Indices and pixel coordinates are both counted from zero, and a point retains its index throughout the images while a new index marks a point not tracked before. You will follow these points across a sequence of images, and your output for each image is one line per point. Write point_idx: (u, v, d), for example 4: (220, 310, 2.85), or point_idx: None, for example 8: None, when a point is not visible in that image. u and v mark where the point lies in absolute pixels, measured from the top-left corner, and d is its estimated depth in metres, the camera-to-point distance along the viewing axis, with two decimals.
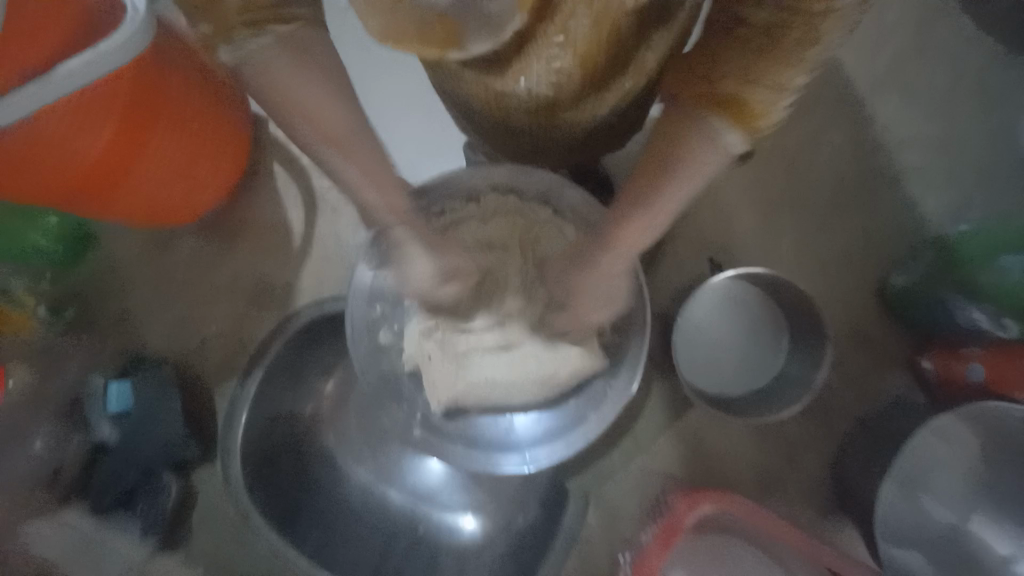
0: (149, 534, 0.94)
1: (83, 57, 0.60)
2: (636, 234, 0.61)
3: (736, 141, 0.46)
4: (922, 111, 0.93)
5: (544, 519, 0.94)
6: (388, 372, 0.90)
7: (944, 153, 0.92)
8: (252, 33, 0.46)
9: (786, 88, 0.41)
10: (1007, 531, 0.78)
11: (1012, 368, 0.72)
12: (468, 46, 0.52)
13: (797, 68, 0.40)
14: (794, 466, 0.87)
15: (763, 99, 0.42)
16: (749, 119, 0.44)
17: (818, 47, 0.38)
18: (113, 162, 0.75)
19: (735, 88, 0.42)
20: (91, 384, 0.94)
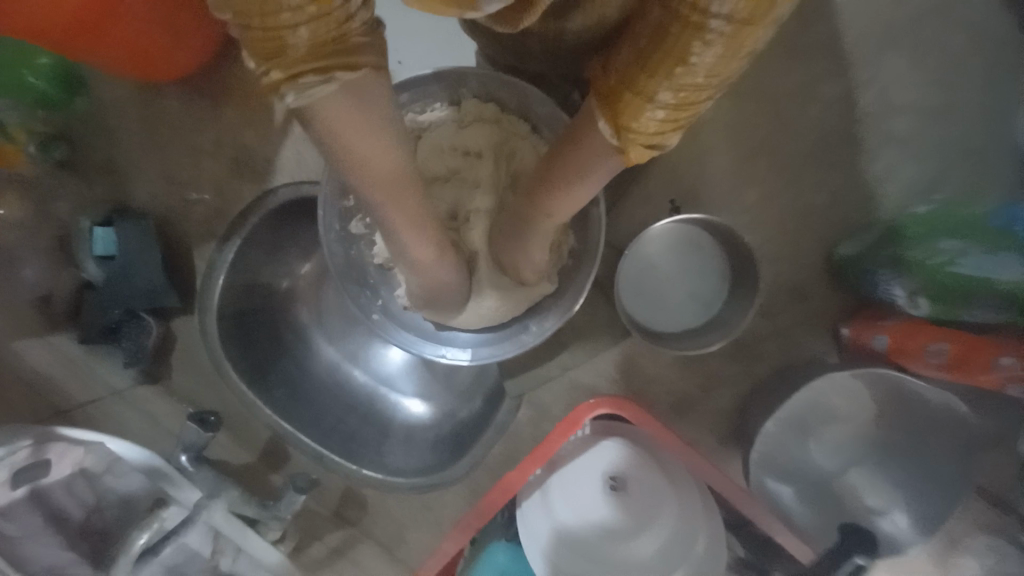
0: (131, 365, 1.05)
1: None
2: (552, 205, 0.70)
3: (606, 134, 0.54)
4: (922, 80, 0.90)
5: (483, 410, 1.08)
6: (356, 258, 0.96)
7: (932, 128, 0.90)
8: (318, 82, 0.42)
9: (654, 99, 0.49)
10: (878, 486, 0.88)
11: (913, 340, 0.78)
12: (482, 8, 0.44)
13: (662, 82, 0.47)
14: (706, 399, 0.97)
15: (631, 102, 0.50)
16: (621, 116, 0.52)
17: (684, 68, 0.45)
18: (101, 4, 0.75)
19: (617, 83, 0.50)
20: (80, 226, 1.01)
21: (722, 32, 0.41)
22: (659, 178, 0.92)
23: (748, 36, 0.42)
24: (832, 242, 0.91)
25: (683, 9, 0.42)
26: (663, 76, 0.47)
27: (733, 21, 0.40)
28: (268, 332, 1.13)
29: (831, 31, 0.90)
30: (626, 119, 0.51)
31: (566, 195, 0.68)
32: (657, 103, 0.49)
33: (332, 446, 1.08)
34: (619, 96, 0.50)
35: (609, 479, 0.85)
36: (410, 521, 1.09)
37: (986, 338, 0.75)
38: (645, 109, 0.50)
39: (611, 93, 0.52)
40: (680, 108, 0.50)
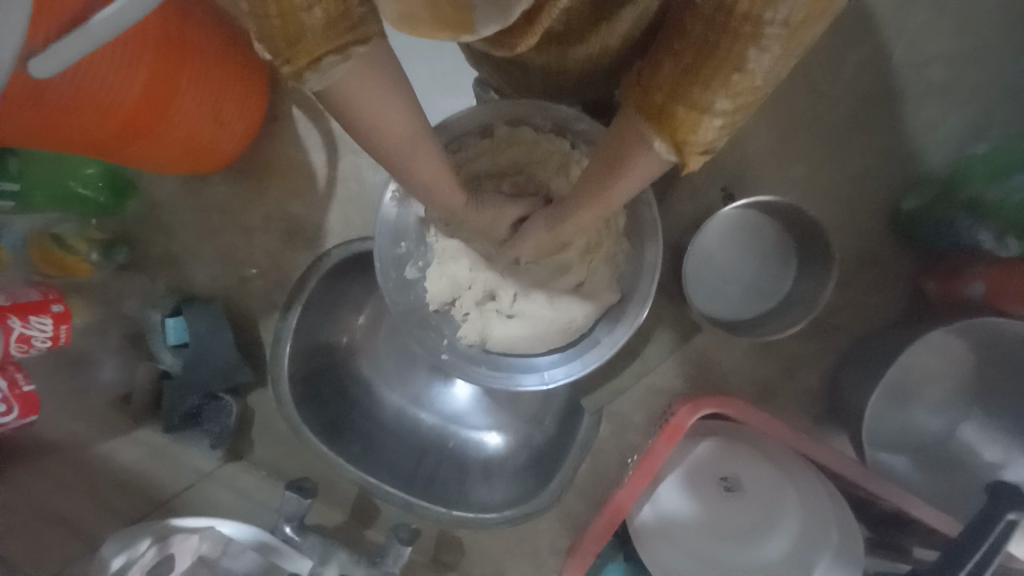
0: (217, 446, 1.08)
1: (109, 9, 0.57)
2: (592, 215, 0.65)
3: (663, 150, 0.46)
4: (953, 21, 0.88)
5: (561, 429, 1.06)
6: (417, 303, 0.98)
7: (977, 68, 0.88)
8: (337, 60, 0.42)
9: (711, 109, 0.42)
10: (999, 441, 0.81)
11: (1008, 280, 0.73)
12: (478, 32, 0.41)
13: (717, 93, 0.41)
14: (792, 381, 0.94)
15: (686, 116, 0.43)
16: (676, 134, 0.44)
17: (740, 72, 0.39)
18: (153, 101, 0.77)
19: (663, 99, 0.43)
20: (151, 321, 1.05)
21: (779, 33, 0.36)
22: (703, 170, 0.92)
23: (802, 34, 0.37)
24: (895, 199, 0.90)
25: (730, 20, 0.37)
26: (717, 87, 0.40)
27: (791, 24, 0.36)
28: (338, 389, 1.14)
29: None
30: (682, 135, 0.44)
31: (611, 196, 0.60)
32: (713, 112, 0.42)
33: (418, 492, 1.06)
34: (671, 112, 0.43)
35: (719, 481, 0.83)
36: (507, 558, 1.07)
37: None
38: (701, 122, 0.43)
39: (658, 111, 0.44)
40: (737, 110, 0.42)
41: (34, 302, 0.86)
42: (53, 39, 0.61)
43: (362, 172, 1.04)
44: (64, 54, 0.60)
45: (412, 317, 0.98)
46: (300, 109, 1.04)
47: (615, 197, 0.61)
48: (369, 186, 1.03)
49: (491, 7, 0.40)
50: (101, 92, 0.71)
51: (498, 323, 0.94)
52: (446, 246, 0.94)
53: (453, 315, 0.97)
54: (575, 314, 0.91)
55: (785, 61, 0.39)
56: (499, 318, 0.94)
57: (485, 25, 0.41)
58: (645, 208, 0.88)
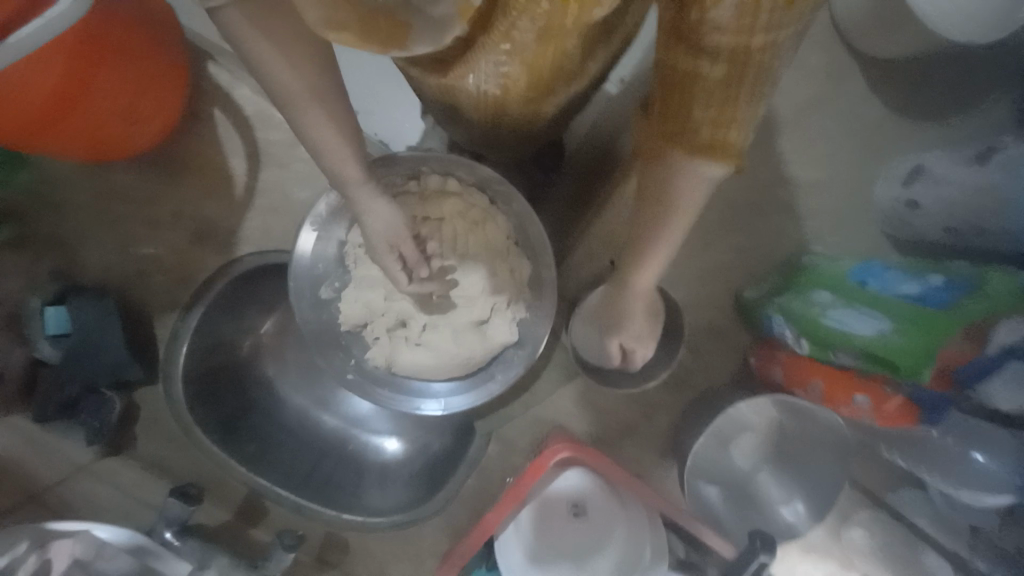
0: (96, 439, 1.04)
1: (34, 25, 0.64)
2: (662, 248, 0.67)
3: (713, 173, 0.53)
4: (801, 152, 1.10)
5: (453, 445, 1.17)
6: (327, 323, 1.02)
7: (820, 191, 1.10)
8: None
9: (695, 120, 0.50)
10: (783, 487, 1.05)
11: (799, 371, 0.95)
12: (411, 48, 0.46)
13: (745, 107, 0.48)
14: (648, 422, 1.13)
15: (735, 136, 0.50)
16: (718, 153, 0.51)
17: (739, 115, 0.49)
18: (69, 97, 0.78)
19: (705, 123, 0.50)
20: (30, 307, 0.99)
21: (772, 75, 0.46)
22: (599, 238, 1.06)
23: (739, 77, 0.46)
24: (740, 287, 1.09)
25: (745, 57, 0.44)
26: (745, 102, 0.47)
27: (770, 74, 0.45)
28: (238, 390, 1.14)
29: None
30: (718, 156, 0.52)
31: (650, 248, 0.69)
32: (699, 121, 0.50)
33: (308, 494, 1.12)
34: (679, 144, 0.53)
35: (573, 506, 0.99)
36: (390, 558, 1.17)
37: (851, 378, 0.88)
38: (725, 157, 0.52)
39: (701, 142, 0.51)
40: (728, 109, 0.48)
41: None
42: None
43: (286, 185, 1.04)
44: None
45: (323, 334, 1.03)
46: (223, 112, 1.02)
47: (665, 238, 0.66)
48: (292, 199, 1.04)
49: (427, 28, 0.45)
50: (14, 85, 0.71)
51: (405, 352, 1.01)
52: (362, 274, 1.00)
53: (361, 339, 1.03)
54: (474, 352, 1.01)
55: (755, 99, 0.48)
56: (404, 348, 1.01)
57: (420, 44, 0.46)
58: (546, 268, 1.00)
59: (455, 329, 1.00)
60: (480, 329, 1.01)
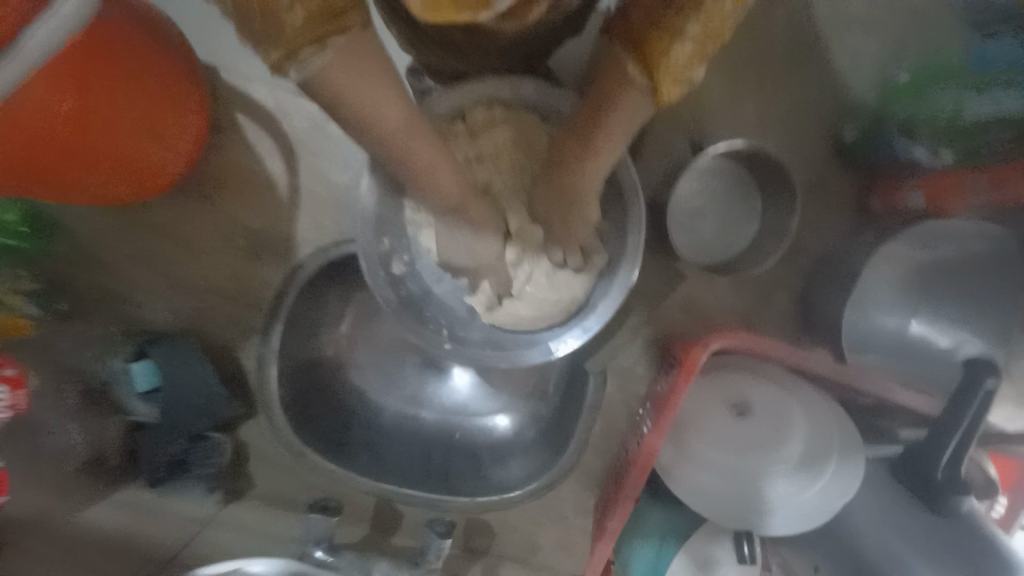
0: (214, 487, 0.99)
1: (49, 24, 0.56)
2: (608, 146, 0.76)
3: (637, 76, 0.65)
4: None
5: (566, 394, 1.09)
6: (408, 296, 0.96)
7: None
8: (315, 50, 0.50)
9: (684, 33, 0.59)
10: (944, 328, 0.91)
11: (947, 182, 0.83)
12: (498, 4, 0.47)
13: (692, 24, 0.58)
14: (767, 304, 1.02)
15: (665, 41, 0.60)
16: (653, 54, 0.62)
17: (689, 29, 0.58)
18: (85, 116, 0.70)
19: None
20: (111, 369, 0.94)
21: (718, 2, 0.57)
22: (667, 122, 0.96)
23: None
24: (836, 129, 0.97)
25: (649, 39, 0.62)
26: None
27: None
28: (335, 406, 1.10)
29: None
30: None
31: (603, 148, 0.78)
32: (685, 34, 0.59)
33: (438, 487, 1.05)
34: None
35: (732, 404, 0.86)
36: (537, 527, 1.09)
37: (1021, 159, 0.79)
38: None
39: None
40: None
41: None
42: None
43: (323, 173, 0.99)
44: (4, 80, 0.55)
45: (407, 305, 0.96)
46: (245, 117, 0.97)
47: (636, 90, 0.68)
48: (334, 187, 0.99)
49: None
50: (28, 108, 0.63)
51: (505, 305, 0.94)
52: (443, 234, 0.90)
53: (459, 305, 0.98)
54: (573, 285, 0.93)
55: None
56: (505, 303, 0.93)
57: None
58: (622, 168, 0.91)
59: (546, 267, 0.94)
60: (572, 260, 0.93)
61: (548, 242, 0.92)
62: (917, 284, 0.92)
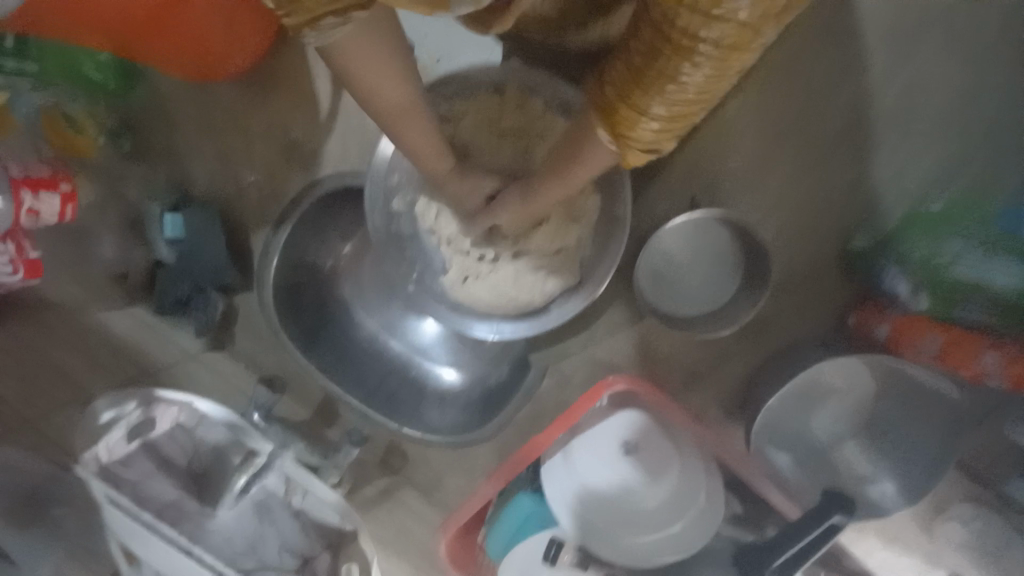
0: (202, 332, 1.18)
1: None
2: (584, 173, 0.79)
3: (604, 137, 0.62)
4: (946, 70, 0.90)
5: (510, 376, 1.18)
6: (396, 232, 1.05)
7: (963, 117, 0.91)
8: (337, 23, 0.49)
9: (649, 112, 0.55)
10: (871, 459, 0.95)
11: (911, 329, 0.87)
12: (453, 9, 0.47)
13: (646, 117, 0.56)
14: (716, 372, 1.06)
15: (626, 115, 0.57)
16: (620, 128, 0.59)
17: (645, 115, 0.55)
18: None
19: (615, 96, 0.57)
20: (150, 211, 1.11)
21: (710, 55, 0.47)
22: (683, 168, 0.98)
23: (733, 60, 0.48)
24: (847, 233, 0.96)
25: (620, 109, 0.57)
26: (656, 93, 0.52)
27: (721, 46, 0.46)
28: (317, 308, 1.24)
29: (850, 23, 0.90)
30: (623, 129, 0.58)
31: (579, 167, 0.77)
32: (651, 115, 0.55)
33: (376, 405, 1.18)
34: (619, 110, 0.57)
35: (623, 443, 0.96)
36: (443, 472, 1.23)
37: (976, 334, 0.83)
38: (641, 121, 0.56)
39: (610, 107, 0.59)
40: (674, 120, 0.56)
41: (45, 178, 0.96)
42: None
43: (364, 106, 1.09)
44: None
45: (392, 242, 1.05)
46: None
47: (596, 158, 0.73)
48: (369, 123, 1.10)
49: None
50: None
51: (473, 287, 1.02)
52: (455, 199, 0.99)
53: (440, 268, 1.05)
54: (535, 290, 1.00)
55: (721, 76, 0.50)
56: (473, 286, 1.02)
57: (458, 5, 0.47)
58: (620, 203, 0.95)
59: (520, 268, 1.00)
60: (536, 269, 1.00)
61: (536, 248, 1.00)
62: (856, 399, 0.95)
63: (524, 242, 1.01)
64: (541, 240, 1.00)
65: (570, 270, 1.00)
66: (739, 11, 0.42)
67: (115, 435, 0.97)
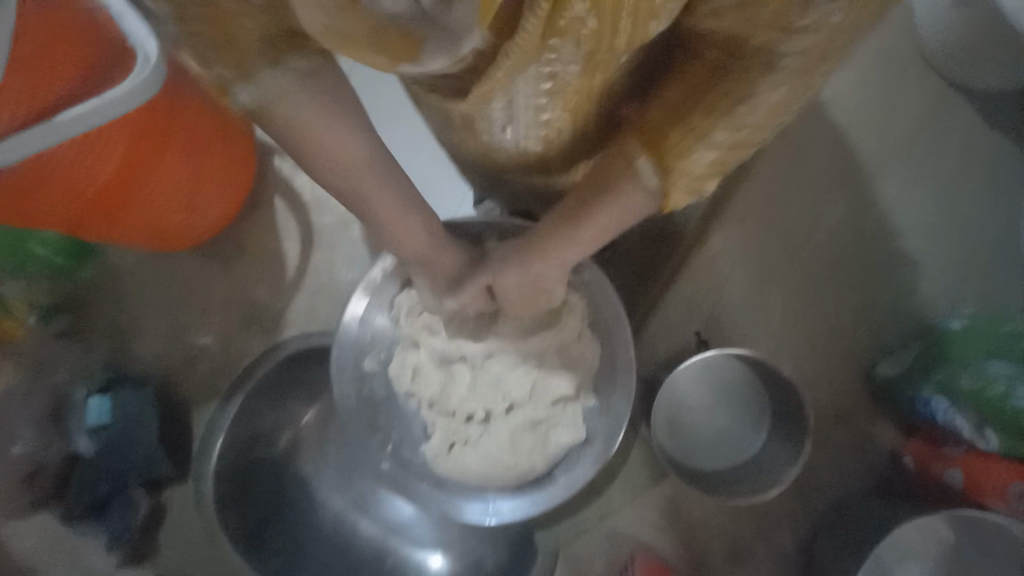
0: (115, 546, 0.94)
1: (87, 105, 0.60)
2: (568, 248, 0.62)
3: (647, 174, 0.51)
4: (914, 195, 0.93)
5: (511, 561, 0.92)
6: (370, 397, 0.90)
7: (943, 237, 0.92)
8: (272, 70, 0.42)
9: (707, 138, 0.47)
10: None
11: (984, 471, 0.71)
12: (423, 61, 0.38)
13: (701, 143, 0.47)
14: (764, 537, 0.87)
15: (677, 140, 0.48)
16: (666, 154, 0.49)
17: (700, 139, 0.47)
18: (123, 184, 0.77)
19: (665, 117, 0.49)
20: (74, 397, 0.97)
21: (790, 69, 0.41)
22: (680, 304, 0.91)
23: (817, 68, 0.41)
24: (870, 361, 0.89)
25: (661, 139, 0.49)
26: (719, 115, 0.46)
27: (811, 51, 0.39)
28: (272, 495, 1.01)
29: (815, 158, 0.93)
30: (671, 159, 0.49)
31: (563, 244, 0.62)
32: (707, 142, 0.47)
33: None
34: (669, 134, 0.48)
35: None
36: None
37: None
38: (695, 150, 0.48)
39: (654, 135, 0.50)
40: (731, 150, 0.48)
41: None
42: (16, 127, 0.60)
43: (336, 264, 1.04)
44: (30, 142, 0.59)
45: (364, 411, 0.89)
46: (282, 199, 1.06)
47: (599, 232, 0.60)
48: (341, 280, 1.04)
49: (437, 41, 0.37)
50: (67, 171, 0.70)
51: (463, 461, 0.85)
52: (437, 357, 0.89)
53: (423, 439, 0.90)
54: (537, 457, 0.85)
55: (796, 94, 0.44)
56: (462, 460, 0.86)
57: (430, 58, 0.38)
58: (622, 346, 0.84)
59: (515, 431, 0.86)
60: (535, 429, 0.86)
61: (532, 405, 0.87)
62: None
63: (517, 399, 0.87)
64: (538, 394, 0.87)
65: (577, 427, 0.85)
66: (832, 15, 0.37)
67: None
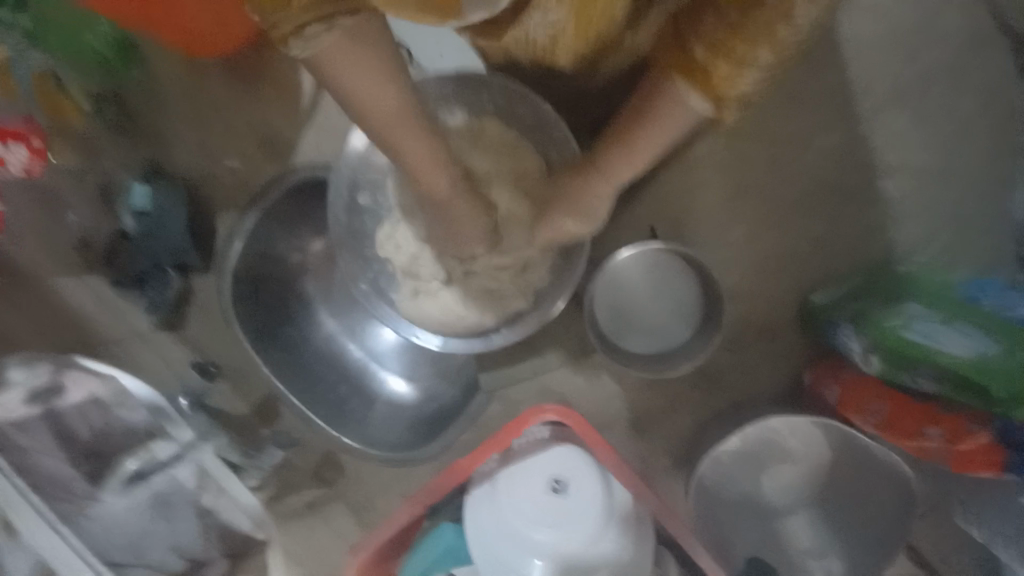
0: (153, 311, 1.15)
1: None
2: (606, 184, 0.74)
3: (695, 105, 0.50)
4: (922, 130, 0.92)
5: (459, 398, 1.12)
6: (358, 229, 1.02)
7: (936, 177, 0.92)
8: (322, 29, 0.40)
9: (756, 63, 0.45)
10: (818, 529, 0.91)
11: (864, 395, 0.80)
12: (464, 16, 0.41)
13: (754, 63, 0.45)
14: (668, 417, 1.01)
15: (727, 69, 0.46)
16: (712, 86, 0.48)
17: (750, 69, 0.45)
18: None
19: (705, 54, 0.46)
20: (121, 182, 1.12)
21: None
22: (651, 201, 0.97)
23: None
24: (808, 289, 0.95)
25: (701, 68, 0.47)
26: (766, 42, 0.43)
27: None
28: (278, 303, 1.19)
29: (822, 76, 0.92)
30: (718, 89, 0.48)
31: (596, 184, 0.74)
32: (756, 67, 0.45)
33: (318, 408, 1.13)
34: (712, 65, 0.46)
35: (553, 480, 0.87)
36: (378, 489, 1.15)
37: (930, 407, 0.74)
38: (744, 73, 0.46)
39: (691, 61, 0.48)
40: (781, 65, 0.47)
41: (16, 131, 0.95)
42: None
43: None
44: None
45: (351, 239, 1.02)
46: None
47: (637, 161, 0.68)
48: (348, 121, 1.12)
49: None
50: None
51: (426, 302, 0.99)
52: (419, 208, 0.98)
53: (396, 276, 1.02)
54: (487, 310, 0.98)
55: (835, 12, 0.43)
56: (424, 301, 1.00)
57: (472, 11, 0.41)
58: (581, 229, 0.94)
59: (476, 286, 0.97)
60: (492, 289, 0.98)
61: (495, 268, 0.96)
62: (812, 467, 0.91)
63: (474, 264, 0.96)
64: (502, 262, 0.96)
65: (529, 288, 0.98)
66: None
67: (13, 395, 0.86)
